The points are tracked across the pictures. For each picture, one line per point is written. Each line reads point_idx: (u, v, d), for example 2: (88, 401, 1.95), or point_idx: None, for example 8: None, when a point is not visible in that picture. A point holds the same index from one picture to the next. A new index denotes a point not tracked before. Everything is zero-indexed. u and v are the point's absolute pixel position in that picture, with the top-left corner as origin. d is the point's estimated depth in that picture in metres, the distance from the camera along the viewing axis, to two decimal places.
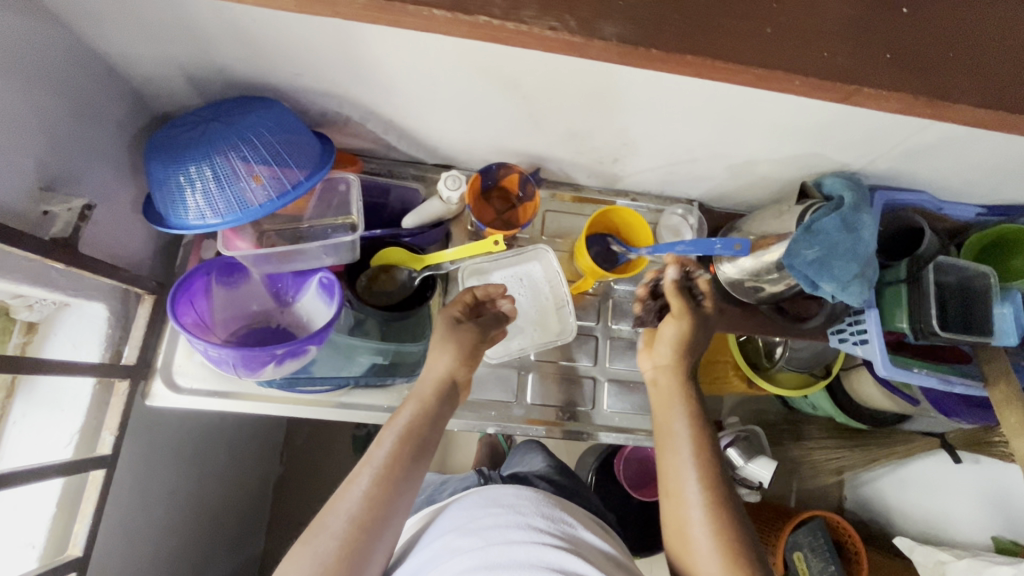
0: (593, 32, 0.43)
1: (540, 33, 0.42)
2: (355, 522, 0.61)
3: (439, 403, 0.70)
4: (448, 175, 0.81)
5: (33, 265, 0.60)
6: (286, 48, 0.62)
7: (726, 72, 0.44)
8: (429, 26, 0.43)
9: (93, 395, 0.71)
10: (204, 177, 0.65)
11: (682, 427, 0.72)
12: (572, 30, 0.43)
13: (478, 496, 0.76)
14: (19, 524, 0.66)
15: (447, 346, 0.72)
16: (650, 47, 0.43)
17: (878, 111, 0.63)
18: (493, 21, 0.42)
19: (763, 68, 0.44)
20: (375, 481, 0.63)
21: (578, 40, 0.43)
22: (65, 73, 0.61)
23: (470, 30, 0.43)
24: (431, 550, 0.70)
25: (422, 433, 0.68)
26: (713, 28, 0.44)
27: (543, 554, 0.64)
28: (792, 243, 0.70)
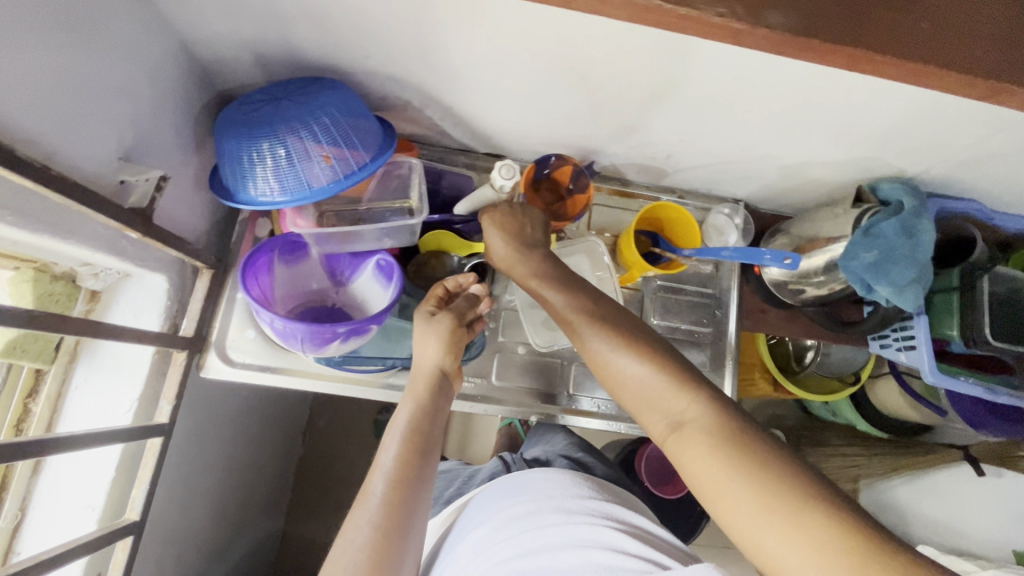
0: (759, 19, 0.39)
1: (706, 20, 0.40)
2: (379, 528, 0.60)
3: (435, 396, 0.69)
4: (503, 164, 0.78)
5: (110, 235, 0.61)
6: (363, 29, 0.63)
7: (885, 66, 0.41)
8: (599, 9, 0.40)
9: (152, 364, 0.72)
10: (275, 155, 0.66)
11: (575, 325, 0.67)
12: (739, 16, 0.40)
13: (506, 485, 0.77)
14: (77, 488, 0.68)
15: (430, 333, 0.70)
16: (811, 37, 0.40)
17: (951, 117, 0.63)
18: (664, 6, 0.39)
19: (925, 63, 0.41)
20: (389, 485, 0.62)
21: (741, 27, 0.40)
22: (146, 47, 0.62)
23: (639, 14, 0.39)
24: (469, 542, 0.71)
25: (423, 428, 0.66)
26: (869, 15, 0.41)
27: (579, 534, 0.64)
28: (849, 247, 0.72)
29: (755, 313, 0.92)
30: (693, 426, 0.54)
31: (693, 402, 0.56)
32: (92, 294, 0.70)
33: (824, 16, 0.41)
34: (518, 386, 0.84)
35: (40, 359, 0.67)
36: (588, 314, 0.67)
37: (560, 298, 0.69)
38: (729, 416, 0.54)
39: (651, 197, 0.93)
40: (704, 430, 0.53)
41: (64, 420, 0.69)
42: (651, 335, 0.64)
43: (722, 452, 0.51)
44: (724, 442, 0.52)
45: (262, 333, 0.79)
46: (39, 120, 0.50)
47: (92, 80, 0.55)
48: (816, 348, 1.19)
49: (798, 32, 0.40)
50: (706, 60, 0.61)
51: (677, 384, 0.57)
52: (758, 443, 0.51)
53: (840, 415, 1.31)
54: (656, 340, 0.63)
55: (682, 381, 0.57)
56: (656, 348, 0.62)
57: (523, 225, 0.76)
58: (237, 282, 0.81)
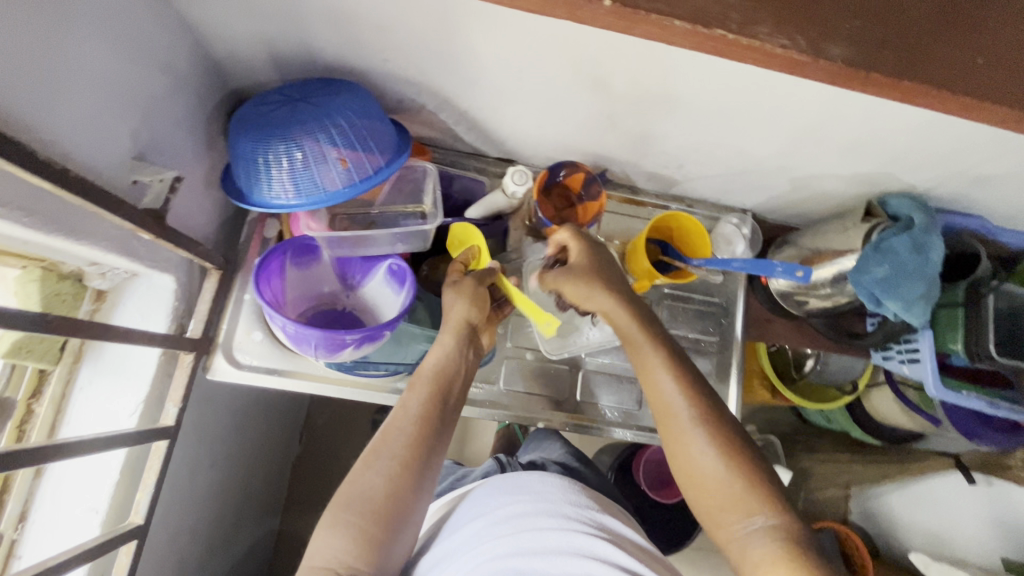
0: (820, 52, 0.40)
1: (773, 51, 0.40)
2: (397, 467, 0.61)
3: (464, 350, 0.69)
4: (516, 170, 0.79)
5: (122, 235, 0.60)
6: (383, 33, 0.62)
7: (932, 99, 0.42)
8: (660, 35, 0.40)
9: (159, 365, 0.71)
10: (291, 158, 0.65)
11: (653, 374, 0.67)
12: (802, 49, 0.40)
13: (502, 483, 0.74)
14: (81, 491, 0.66)
15: (460, 288, 0.70)
16: (870, 70, 0.41)
17: (964, 136, 0.64)
18: (728, 35, 0.39)
19: (971, 96, 0.42)
20: (411, 427, 0.63)
21: (804, 59, 0.40)
22: (163, 44, 0.61)
23: (701, 42, 0.40)
24: (461, 537, 0.68)
25: (449, 376, 0.67)
26: (903, 41, 0.42)
27: (573, 540, 0.63)
28: (861, 261, 0.73)
29: (760, 322, 0.92)
30: (762, 531, 0.57)
31: (767, 508, 0.58)
32: (98, 294, 0.69)
33: (858, 40, 0.41)
34: (526, 392, 0.84)
35: (45, 360, 0.66)
36: (678, 374, 0.65)
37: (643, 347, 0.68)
38: (798, 530, 0.57)
39: (660, 206, 0.93)
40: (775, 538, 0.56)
41: (68, 422, 0.67)
42: (724, 410, 0.65)
43: (793, 565, 0.54)
44: (795, 554, 0.55)
45: (270, 335, 0.79)
46: (57, 119, 0.49)
47: (108, 77, 0.54)
48: (815, 357, 1.20)
49: (856, 66, 0.41)
50: (727, 74, 0.61)
51: (756, 492, 0.59)
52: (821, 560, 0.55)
53: (834, 423, 1.34)
54: (731, 419, 0.64)
55: (757, 484, 0.60)
56: (734, 434, 0.63)
57: (604, 266, 0.72)
58: (244, 283, 0.80)
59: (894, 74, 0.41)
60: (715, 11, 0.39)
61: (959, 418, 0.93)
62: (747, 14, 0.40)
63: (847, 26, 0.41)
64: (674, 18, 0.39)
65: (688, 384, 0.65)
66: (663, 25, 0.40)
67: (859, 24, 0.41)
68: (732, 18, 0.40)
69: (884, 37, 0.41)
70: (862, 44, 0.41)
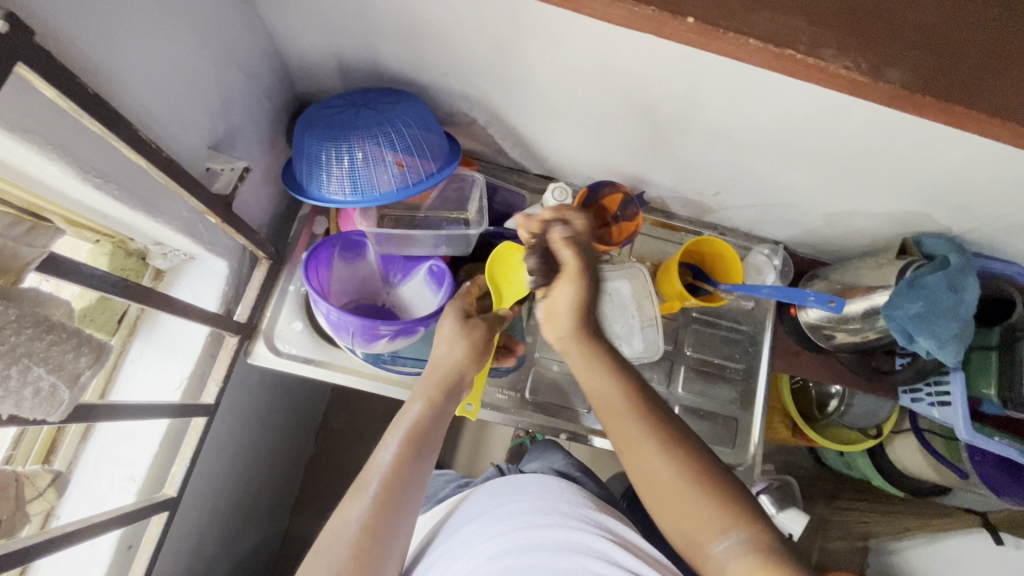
0: (879, 76, 0.41)
1: (834, 72, 0.41)
2: (367, 529, 0.57)
3: (445, 398, 0.66)
4: (556, 187, 0.82)
5: (190, 218, 0.65)
6: (448, 49, 0.67)
7: (979, 126, 0.42)
8: (733, 54, 0.42)
9: (205, 345, 0.74)
10: (351, 157, 0.69)
11: (614, 403, 0.63)
12: (864, 72, 0.41)
13: (501, 486, 0.76)
14: (122, 458, 0.70)
15: (460, 337, 0.67)
16: (927, 94, 0.41)
17: (1001, 181, 0.65)
18: (796, 55, 0.41)
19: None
20: (386, 483, 0.59)
21: (865, 81, 0.41)
22: (247, 48, 0.67)
23: (770, 61, 0.42)
24: (459, 537, 0.69)
25: (428, 431, 0.64)
26: (966, 68, 0.42)
27: (571, 536, 0.64)
28: (893, 297, 0.75)
29: (787, 353, 0.93)
30: (738, 551, 0.53)
31: (736, 525, 0.54)
32: (157, 273, 0.73)
33: (916, 64, 0.42)
34: (550, 403, 0.86)
35: (104, 330, 0.69)
36: (630, 399, 0.62)
37: (578, 351, 0.66)
38: (777, 544, 0.53)
39: (693, 231, 0.95)
40: (750, 552, 0.52)
41: (117, 391, 0.70)
42: (679, 425, 0.62)
43: None
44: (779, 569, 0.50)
45: (310, 326, 0.82)
46: (153, 104, 0.54)
47: (199, 72, 0.60)
48: (839, 397, 1.17)
49: (911, 89, 0.41)
50: (773, 105, 0.63)
51: (725, 508, 0.55)
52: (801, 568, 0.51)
53: (856, 469, 1.30)
54: (695, 439, 0.61)
55: (726, 503, 0.55)
56: (696, 452, 0.59)
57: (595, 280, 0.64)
58: (290, 275, 0.83)
59: (945, 99, 0.42)
60: (785, 34, 0.41)
61: (987, 470, 0.90)
62: (814, 38, 0.41)
63: (904, 54, 0.42)
64: (750, 37, 0.41)
65: (625, 384, 0.63)
66: (737, 43, 0.42)
67: (915, 55, 0.42)
68: (800, 39, 0.42)
69: (941, 67, 0.42)
70: (917, 71, 0.42)
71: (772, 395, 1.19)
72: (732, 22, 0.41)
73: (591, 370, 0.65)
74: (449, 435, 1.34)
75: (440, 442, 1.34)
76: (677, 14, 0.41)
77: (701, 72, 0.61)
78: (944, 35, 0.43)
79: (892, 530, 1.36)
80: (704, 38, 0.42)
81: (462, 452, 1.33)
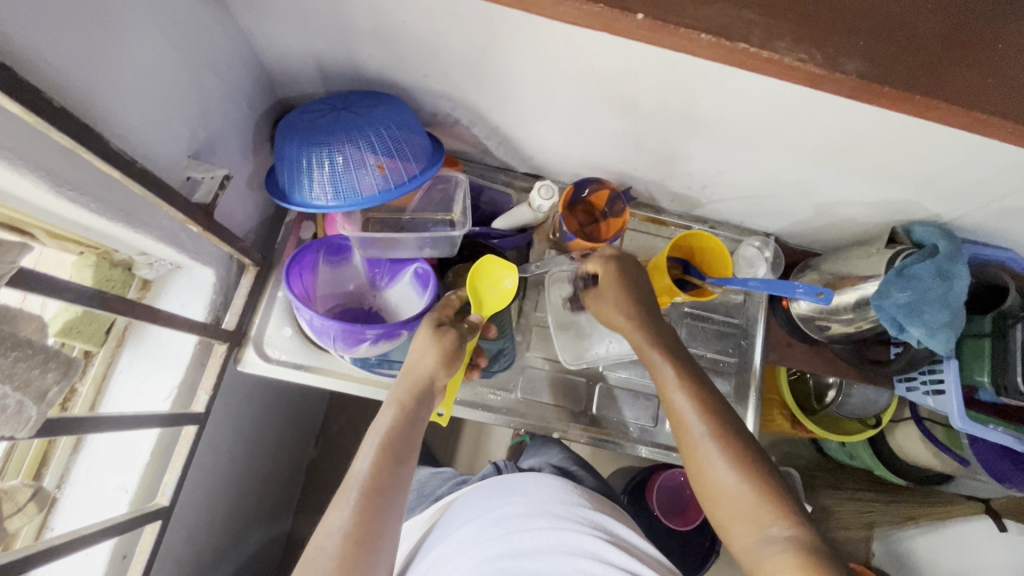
0: (835, 66, 0.40)
1: (788, 64, 0.40)
2: (350, 537, 0.56)
3: (418, 405, 0.66)
4: (543, 184, 0.80)
5: (173, 228, 0.64)
6: (424, 49, 0.66)
7: (944, 114, 0.41)
8: (688, 49, 0.42)
9: (194, 354, 0.74)
10: (330, 162, 0.69)
11: (672, 394, 0.68)
12: (819, 62, 0.40)
13: (493, 487, 0.75)
14: (112, 469, 0.70)
15: (431, 342, 0.67)
16: (885, 85, 0.41)
17: (987, 166, 0.64)
18: (750, 49, 0.40)
19: (989, 114, 0.41)
20: (365, 491, 0.59)
21: (821, 72, 0.40)
22: (224, 54, 0.66)
23: (724, 55, 0.41)
24: (452, 541, 0.68)
25: (400, 437, 0.64)
26: (925, 56, 0.42)
27: (564, 538, 0.64)
28: (883, 286, 0.74)
29: (781, 345, 0.92)
30: (781, 544, 0.55)
31: (785, 519, 0.57)
32: (143, 283, 0.73)
33: (872, 55, 0.41)
34: (541, 402, 0.85)
35: (91, 342, 0.69)
36: (690, 390, 0.67)
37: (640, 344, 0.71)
38: (820, 541, 0.55)
39: (683, 225, 0.95)
40: (792, 549, 0.54)
41: (106, 402, 0.71)
42: (739, 426, 0.65)
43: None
44: (817, 564, 0.52)
45: (299, 332, 0.81)
46: (126, 115, 0.53)
47: (173, 82, 0.59)
48: (836, 388, 1.16)
49: (873, 79, 0.41)
50: (752, 97, 0.62)
51: (769, 505, 0.58)
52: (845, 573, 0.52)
53: (857, 459, 1.28)
54: (747, 434, 0.64)
55: (775, 498, 0.58)
56: (752, 450, 0.62)
57: (636, 287, 0.75)
58: (278, 280, 0.83)
59: (908, 87, 0.41)
60: (739, 26, 0.40)
61: (988, 457, 0.89)
62: (769, 30, 0.40)
63: (865, 43, 0.41)
64: (702, 32, 0.40)
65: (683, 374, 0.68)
66: (691, 38, 0.41)
67: (877, 43, 0.42)
68: (756, 31, 0.41)
69: (903, 55, 0.42)
70: (881, 61, 0.41)
71: (769, 387, 1.18)
72: (684, 16, 0.40)
73: (662, 369, 0.69)
74: (448, 435, 1.34)
75: (439, 442, 1.34)
76: (627, 10, 0.40)
77: (676, 66, 0.60)
78: (908, 24, 0.42)
79: (894, 519, 1.35)
80: (656, 34, 0.41)
81: (461, 452, 1.33)
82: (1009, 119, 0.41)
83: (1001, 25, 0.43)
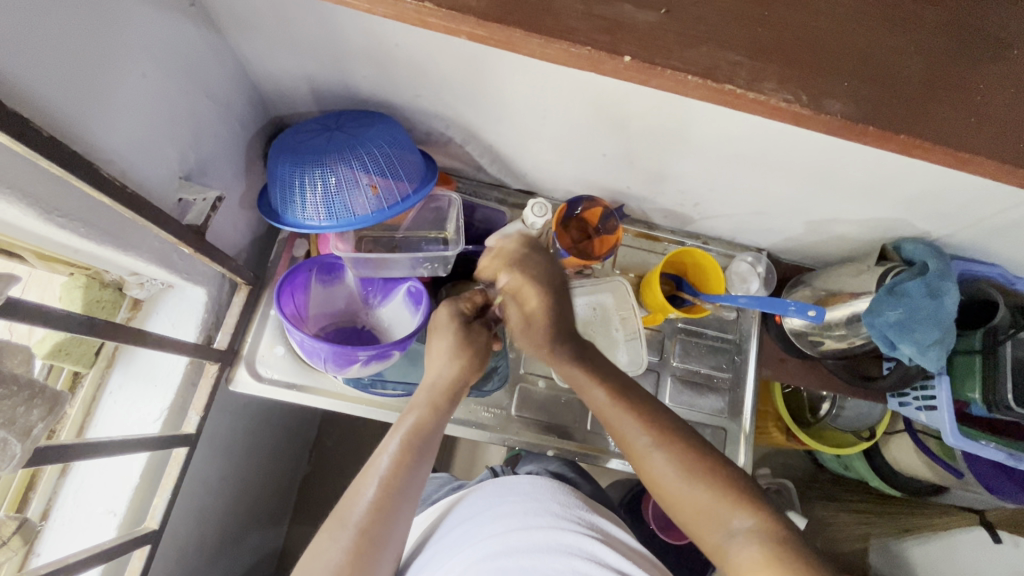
0: (819, 106, 0.40)
1: (776, 105, 0.40)
2: (363, 534, 0.56)
3: (447, 403, 0.66)
4: (534, 202, 0.84)
5: (163, 248, 0.64)
6: (417, 71, 0.67)
7: (931, 151, 0.41)
8: (676, 90, 0.41)
9: (185, 373, 0.73)
10: (323, 182, 0.69)
11: (612, 416, 0.64)
12: (806, 103, 0.40)
13: (492, 488, 0.74)
14: (101, 492, 0.69)
15: (458, 342, 0.67)
16: (868, 124, 0.41)
17: (973, 186, 0.65)
18: (737, 90, 0.39)
19: (976, 150, 0.41)
20: (381, 489, 0.58)
21: (809, 113, 0.40)
22: (216, 75, 0.66)
23: (707, 95, 0.40)
24: (450, 539, 0.67)
25: (428, 435, 0.63)
26: (914, 91, 0.41)
27: (561, 538, 0.62)
28: (874, 304, 0.74)
29: (775, 361, 0.93)
30: (749, 540, 0.53)
31: (745, 511, 0.55)
32: (134, 304, 0.72)
33: (859, 95, 0.41)
34: (535, 419, 0.85)
35: (80, 364, 0.68)
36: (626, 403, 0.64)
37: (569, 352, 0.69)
38: (784, 530, 0.53)
39: (676, 241, 0.95)
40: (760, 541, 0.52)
41: (96, 424, 0.70)
42: (672, 420, 0.63)
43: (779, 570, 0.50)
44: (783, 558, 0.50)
45: (291, 350, 0.81)
46: (115, 138, 0.53)
47: (164, 104, 0.59)
48: (830, 401, 1.16)
49: (857, 121, 0.40)
50: (741, 118, 0.62)
51: (732, 498, 0.55)
52: (814, 561, 0.50)
53: (852, 470, 1.28)
54: (682, 424, 0.62)
55: (733, 487, 0.56)
56: (696, 442, 0.60)
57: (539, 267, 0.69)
58: (271, 298, 0.83)
59: (895, 123, 0.40)
60: (727, 68, 0.40)
61: (979, 470, 0.89)
62: (755, 71, 0.40)
63: (851, 84, 0.41)
64: (688, 74, 0.39)
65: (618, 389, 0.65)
66: (680, 80, 0.40)
67: (863, 83, 0.41)
68: (742, 72, 0.40)
69: (895, 91, 0.41)
70: (876, 100, 0.41)
71: (764, 399, 1.18)
72: (672, 58, 0.40)
73: (584, 382, 0.67)
74: (444, 447, 1.33)
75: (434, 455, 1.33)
76: (615, 53, 0.39)
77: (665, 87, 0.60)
78: (898, 64, 0.42)
79: (891, 530, 1.34)
80: (652, 76, 0.40)
81: (457, 465, 1.32)
82: (996, 156, 0.41)
83: (988, 64, 0.42)
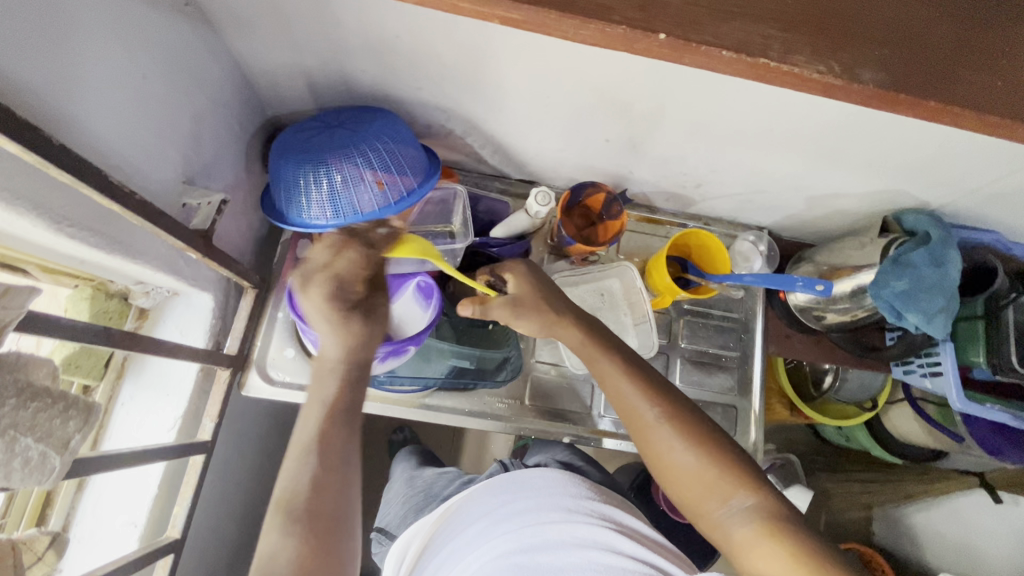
0: (852, 76, 0.40)
1: (808, 77, 0.40)
2: (313, 519, 0.49)
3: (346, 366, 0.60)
4: (539, 191, 0.80)
5: (170, 255, 0.63)
6: (419, 63, 0.66)
7: (952, 116, 0.42)
8: (707, 66, 0.41)
9: (196, 381, 0.72)
10: (328, 180, 0.68)
11: (618, 385, 0.63)
12: (837, 73, 0.40)
13: (501, 482, 0.73)
14: (120, 504, 0.68)
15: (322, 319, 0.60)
16: (899, 92, 0.41)
17: (974, 155, 0.66)
18: (769, 63, 0.40)
19: (994, 115, 0.42)
20: (321, 470, 0.52)
21: (839, 83, 0.40)
22: (214, 77, 0.65)
23: (744, 70, 0.40)
24: (464, 537, 0.67)
25: (349, 403, 0.57)
26: (932, 58, 0.42)
27: (576, 530, 0.64)
28: (879, 275, 0.76)
29: (779, 337, 0.94)
30: (746, 517, 0.54)
31: (745, 493, 0.56)
32: (140, 312, 0.71)
33: (886, 62, 0.41)
34: (550, 407, 0.86)
35: (90, 376, 0.68)
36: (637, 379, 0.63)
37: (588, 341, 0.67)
38: (783, 510, 0.54)
39: (678, 224, 0.96)
40: (759, 520, 0.53)
41: (110, 436, 0.69)
42: (685, 399, 0.63)
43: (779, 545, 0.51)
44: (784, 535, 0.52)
45: (302, 351, 0.80)
46: (120, 144, 0.52)
47: (165, 107, 0.58)
48: (833, 373, 1.18)
49: (889, 88, 0.41)
50: (746, 98, 0.63)
51: (734, 479, 0.56)
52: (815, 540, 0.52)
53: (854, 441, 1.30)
54: (692, 406, 0.62)
55: (736, 469, 0.57)
56: (704, 423, 0.60)
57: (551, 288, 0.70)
58: (277, 301, 0.82)
59: (920, 92, 0.41)
60: (758, 42, 0.40)
61: (981, 434, 0.91)
62: (787, 43, 0.40)
63: (878, 52, 0.41)
64: (722, 49, 0.39)
65: (634, 367, 0.64)
66: (711, 56, 0.40)
67: (888, 51, 0.41)
68: (774, 45, 0.40)
69: (917, 58, 0.41)
70: (898, 69, 0.41)
71: (768, 376, 1.20)
72: (703, 34, 0.39)
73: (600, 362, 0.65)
74: (453, 441, 1.34)
75: (443, 449, 1.33)
76: (648, 31, 0.39)
77: (670, 69, 0.60)
78: (918, 30, 0.42)
79: (893, 497, 1.37)
80: (677, 52, 0.40)
81: (465, 455, 1.33)
82: (1018, 121, 0.41)
83: (1008, 28, 0.43)
